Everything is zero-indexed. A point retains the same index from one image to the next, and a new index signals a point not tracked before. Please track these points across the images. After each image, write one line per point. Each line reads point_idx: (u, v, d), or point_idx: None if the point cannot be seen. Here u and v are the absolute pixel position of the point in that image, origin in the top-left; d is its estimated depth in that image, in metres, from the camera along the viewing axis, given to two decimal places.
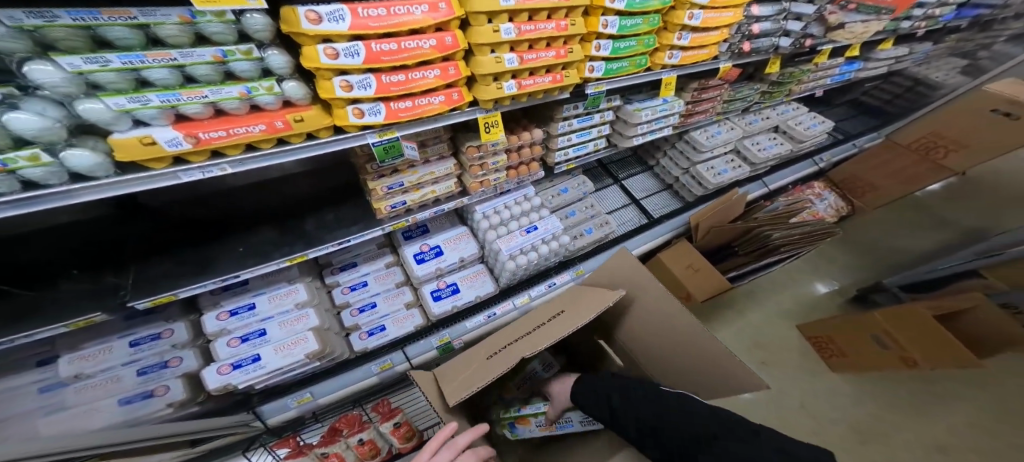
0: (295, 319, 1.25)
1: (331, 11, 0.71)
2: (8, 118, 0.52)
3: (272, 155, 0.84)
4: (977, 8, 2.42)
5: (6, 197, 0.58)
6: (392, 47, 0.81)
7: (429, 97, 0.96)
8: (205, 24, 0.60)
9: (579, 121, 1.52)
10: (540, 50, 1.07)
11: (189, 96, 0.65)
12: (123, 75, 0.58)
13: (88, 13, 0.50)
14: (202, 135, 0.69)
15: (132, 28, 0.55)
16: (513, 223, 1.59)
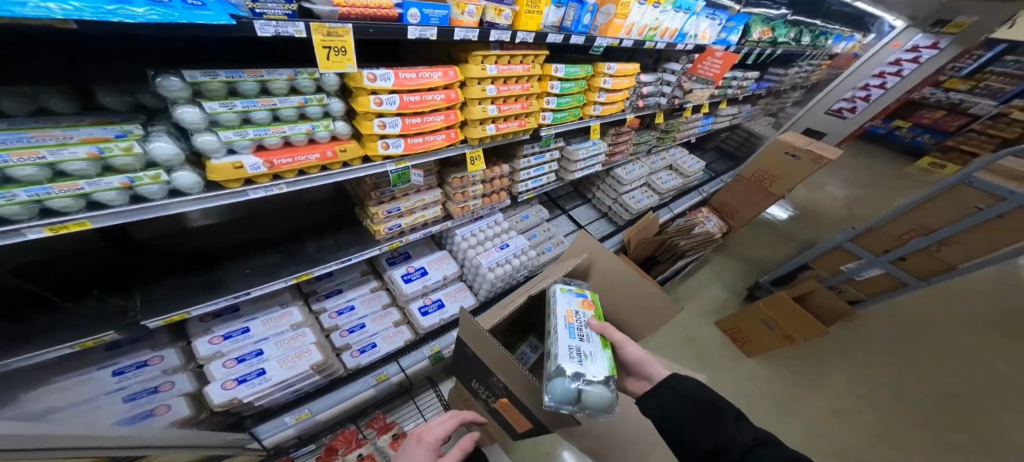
0: (293, 338, 1.30)
1: (382, 73, 0.97)
2: (153, 145, 0.68)
3: (316, 179, 0.98)
4: (771, 80, 3.40)
5: (118, 208, 0.69)
6: (416, 98, 1.07)
7: (436, 135, 1.22)
8: (302, 80, 0.84)
9: (536, 158, 1.92)
10: (511, 103, 1.40)
11: (273, 131, 0.84)
12: (238, 116, 0.77)
13: (235, 74, 0.74)
14: (276, 161, 0.84)
15: (255, 82, 0.77)
16: (488, 242, 1.87)
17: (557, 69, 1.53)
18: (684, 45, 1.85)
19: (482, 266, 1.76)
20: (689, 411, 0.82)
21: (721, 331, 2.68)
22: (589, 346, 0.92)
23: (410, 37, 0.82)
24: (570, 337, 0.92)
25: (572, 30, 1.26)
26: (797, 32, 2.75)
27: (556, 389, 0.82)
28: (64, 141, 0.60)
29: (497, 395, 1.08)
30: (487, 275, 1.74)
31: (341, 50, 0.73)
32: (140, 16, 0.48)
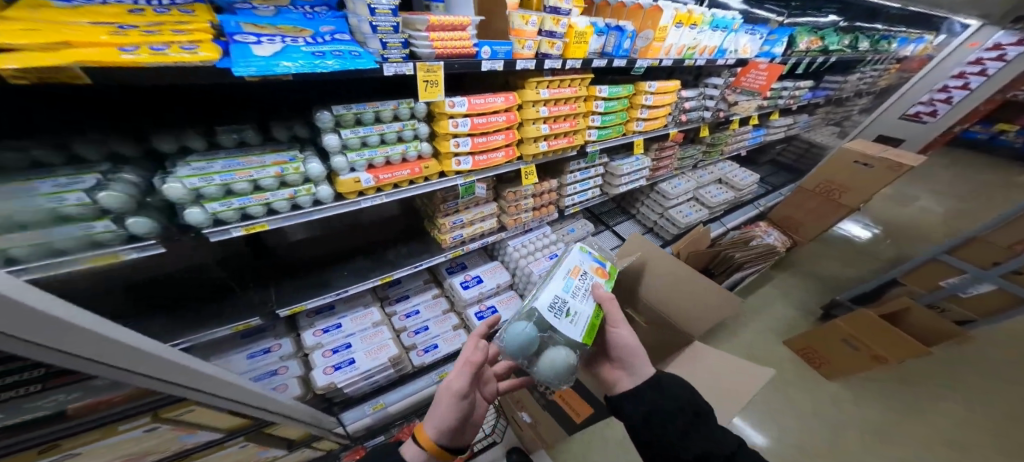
0: (374, 334, 1.48)
1: (457, 100, 1.17)
2: (307, 167, 0.93)
3: (406, 191, 1.18)
4: (829, 88, 3.27)
5: (283, 213, 0.94)
6: (483, 120, 1.25)
7: (497, 152, 1.38)
8: (403, 110, 1.07)
9: (581, 174, 2.04)
10: (561, 122, 1.52)
11: (380, 152, 1.06)
12: (359, 141, 1.01)
13: (361, 106, 0.98)
14: (381, 176, 1.06)
15: (372, 113, 1.02)
16: (538, 252, 1.99)
17: (601, 90, 1.62)
18: (724, 60, 1.93)
19: (534, 274, 1.87)
20: (678, 418, 0.79)
21: (792, 351, 2.45)
22: (579, 305, 0.90)
23: (484, 69, 0.98)
24: (563, 290, 0.90)
25: (613, 55, 1.40)
26: (853, 38, 2.67)
27: (515, 331, 0.86)
28: (262, 164, 0.87)
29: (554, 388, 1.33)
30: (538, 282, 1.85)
31: (433, 82, 0.91)
32: (328, 66, 0.71)
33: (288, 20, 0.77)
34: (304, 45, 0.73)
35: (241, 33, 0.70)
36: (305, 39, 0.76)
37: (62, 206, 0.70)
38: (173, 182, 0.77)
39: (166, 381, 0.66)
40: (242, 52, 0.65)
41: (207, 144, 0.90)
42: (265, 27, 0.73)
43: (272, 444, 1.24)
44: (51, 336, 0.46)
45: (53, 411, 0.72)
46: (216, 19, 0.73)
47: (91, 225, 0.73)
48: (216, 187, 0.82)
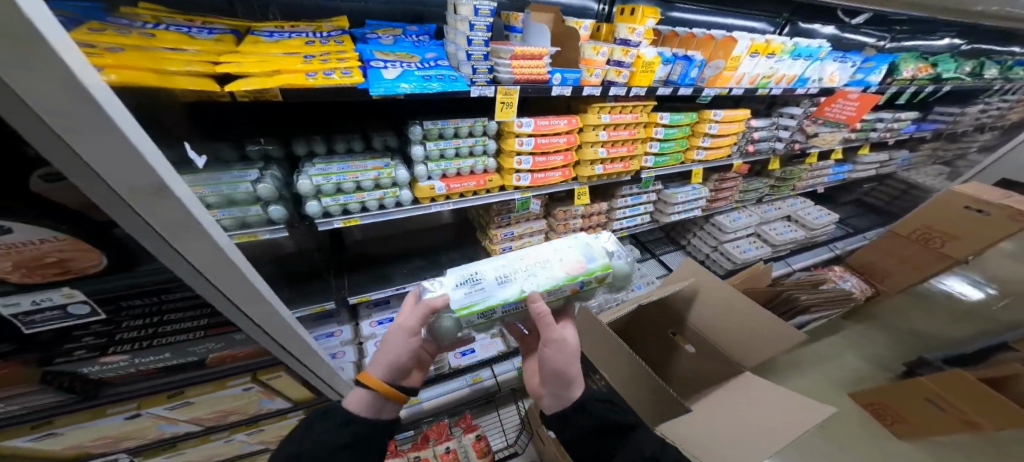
0: None
1: (524, 120, 1.25)
2: (395, 173, 1.13)
3: (472, 200, 1.30)
4: (938, 122, 2.91)
5: (372, 211, 1.16)
6: (545, 141, 1.32)
7: (555, 172, 1.44)
8: (477, 126, 1.22)
9: (633, 199, 2.02)
10: (619, 147, 1.52)
11: (454, 164, 1.22)
12: (438, 152, 1.18)
13: (444, 121, 1.15)
14: (452, 185, 1.22)
15: (452, 129, 1.18)
16: None
17: (662, 117, 1.60)
18: (805, 88, 1.85)
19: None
20: None
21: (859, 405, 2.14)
22: (496, 284, 0.83)
23: (556, 93, 1.05)
24: (494, 267, 0.87)
25: (678, 83, 1.40)
26: (975, 65, 2.35)
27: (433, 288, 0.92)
28: (363, 168, 1.09)
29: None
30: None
31: (507, 104, 1.00)
32: (433, 87, 0.86)
33: (402, 47, 0.99)
34: (418, 69, 0.90)
35: (375, 60, 0.90)
36: (415, 63, 0.93)
37: (236, 192, 0.95)
38: (306, 179, 1.04)
39: (244, 316, 0.73)
40: (376, 76, 0.85)
41: (326, 148, 1.15)
42: (387, 54, 0.94)
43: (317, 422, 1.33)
44: (223, 279, 0.62)
45: (199, 358, 0.86)
46: (355, 46, 0.96)
47: (250, 208, 0.99)
48: (332, 184, 1.07)
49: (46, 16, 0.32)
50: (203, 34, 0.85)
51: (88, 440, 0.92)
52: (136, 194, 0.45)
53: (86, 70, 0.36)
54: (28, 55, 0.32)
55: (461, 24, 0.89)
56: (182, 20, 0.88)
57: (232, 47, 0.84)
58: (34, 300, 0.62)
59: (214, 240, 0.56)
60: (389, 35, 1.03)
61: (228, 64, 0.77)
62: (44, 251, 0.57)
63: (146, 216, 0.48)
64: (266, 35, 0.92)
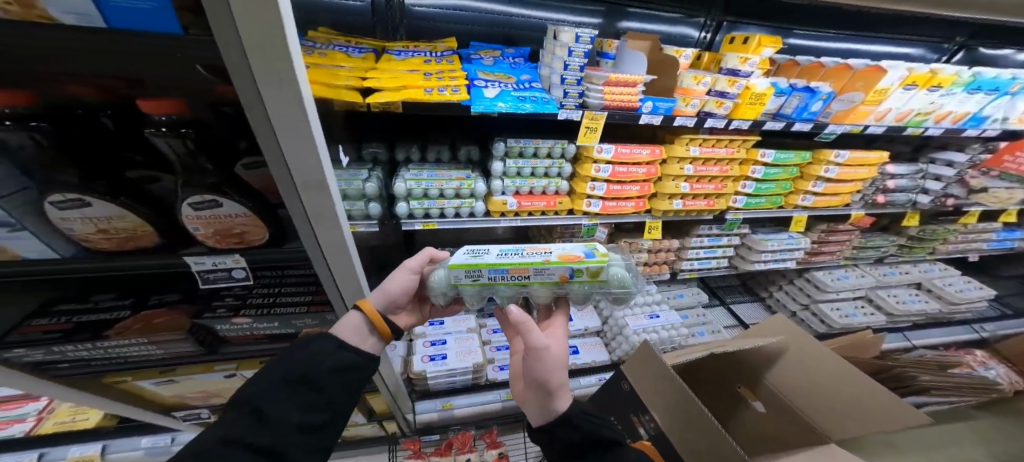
0: (466, 338, 1.62)
1: (604, 147, 1.22)
2: (474, 185, 1.18)
3: (539, 220, 1.30)
4: None
5: (448, 218, 1.21)
6: (622, 170, 1.27)
7: (628, 202, 1.37)
8: (557, 149, 1.23)
9: (710, 240, 1.84)
10: (704, 183, 1.40)
11: (529, 182, 1.24)
12: (515, 169, 1.21)
13: (526, 141, 1.19)
14: (523, 202, 1.23)
15: (533, 148, 1.21)
16: (638, 308, 1.90)
17: (765, 154, 1.43)
18: (978, 129, 1.52)
19: (628, 328, 1.80)
20: None
21: None
22: (490, 256, 0.77)
23: (644, 121, 1.01)
24: (497, 247, 0.81)
25: (793, 117, 1.26)
26: None
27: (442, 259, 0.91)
28: (447, 177, 1.16)
29: (637, 435, 1.14)
30: (632, 339, 1.76)
31: (591, 128, 0.99)
32: (527, 107, 0.89)
33: (504, 69, 1.04)
34: (514, 89, 0.94)
35: (479, 79, 0.96)
36: (513, 83, 0.97)
37: (348, 187, 1.10)
38: (401, 182, 1.15)
39: (331, 280, 0.78)
40: (478, 94, 0.91)
41: (420, 155, 1.25)
42: (491, 74, 1.00)
43: (360, 409, 1.43)
44: (338, 262, 0.73)
45: (292, 331, 0.96)
46: (462, 66, 1.03)
47: (353, 203, 1.12)
48: (419, 189, 1.15)
49: (296, 49, 0.45)
50: (355, 52, 1.03)
51: (188, 391, 1.08)
52: (304, 182, 0.57)
53: (305, 87, 0.48)
54: (278, 74, 0.45)
55: (559, 48, 0.91)
56: (344, 42, 1.09)
57: (374, 64, 1.01)
58: (211, 263, 0.71)
59: (341, 228, 0.67)
60: (489, 56, 1.10)
61: (372, 80, 0.93)
62: (233, 223, 0.67)
63: (304, 200, 0.60)
64: (396, 54, 1.08)
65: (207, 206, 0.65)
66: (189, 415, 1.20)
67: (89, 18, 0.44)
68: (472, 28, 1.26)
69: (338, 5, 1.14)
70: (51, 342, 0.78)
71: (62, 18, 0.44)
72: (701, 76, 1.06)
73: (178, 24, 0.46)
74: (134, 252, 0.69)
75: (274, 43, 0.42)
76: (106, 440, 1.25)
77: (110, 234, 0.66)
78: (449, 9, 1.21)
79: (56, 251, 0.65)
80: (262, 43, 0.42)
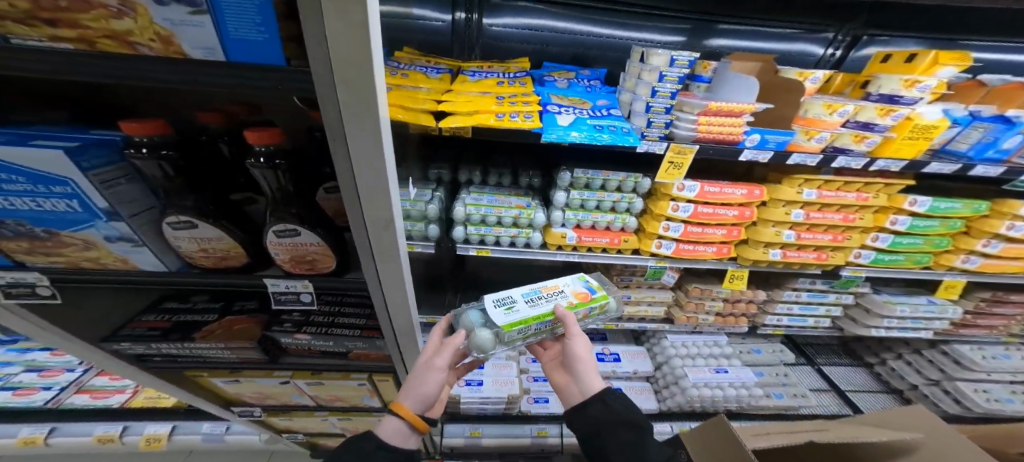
0: (504, 365, 1.54)
1: (688, 184, 1.06)
2: (534, 215, 1.10)
3: (599, 257, 1.18)
4: None
5: (504, 246, 1.14)
6: (709, 211, 1.10)
7: (708, 246, 1.18)
8: (630, 182, 1.10)
9: (811, 295, 1.52)
10: (818, 232, 1.16)
11: (593, 216, 1.13)
12: (579, 201, 1.11)
13: (595, 172, 1.09)
14: (584, 237, 1.13)
15: (602, 180, 1.10)
16: (701, 359, 1.62)
17: (914, 201, 1.13)
18: None
19: (686, 380, 1.54)
20: None
21: None
22: (525, 306, 0.84)
23: (743, 157, 0.87)
24: (522, 294, 0.88)
25: (967, 157, 0.99)
26: None
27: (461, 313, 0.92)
28: (508, 205, 1.09)
29: None
30: (689, 393, 1.52)
31: (676, 166, 0.89)
32: (603, 139, 0.79)
33: (576, 92, 0.97)
34: (590, 117, 0.85)
35: (551, 104, 0.90)
36: (590, 110, 0.89)
37: (412, 208, 1.09)
38: (461, 206, 1.11)
39: (384, 308, 0.74)
40: (551, 121, 0.84)
41: (482, 178, 1.22)
42: (563, 97, 0.93)
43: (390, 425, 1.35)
44: (393, 295, 0.70)
45: (343, 352, 0.95)
46: (535, 88, 0.98)
47: (413, 223, 1.12)
48: (478, 214, 1.10)
49: (381, 82, 0.43)
50: (433, 73, 1.04)
51: (249, 391, 1.11)
52: (371, 215, 0.55)
53: (384, 120, 0.46)
54: (366, 105, 0.43)
55: (648, 72, 0.81)
56: (424, 62, 1.12)
57: (449, 85, 1.00)
58: (283, 285, 0.69)
59: (400, 264, 0.63)
60: (564, 78, 1.03)
61: (446, 103, 0.90)
62: (307, 250, 0.65)
63: (371, 234, 0.57)
64: (471, 75, 1.04)
65: (283, 234, 0.61)
66: (245, 412, 1.21)
67: (211, 51, 0.42)
68: (545, 47, 1.22)
69: (420, 24, 1.16)
70: (151, 339, 0.82)
71: (190, 52, 0.42)
72: (840, 104, 0.89)
73: (283, 56, 0.43)
74: (230, 270, 0.68)
75: (360, 75, 0.40)
76: (178, 421, 1.36)
77: (207, 259, 0.65)
78: (523, 29, 1.18)
79: (165, 264, 0.65)
80: (350, 76, 0.40)
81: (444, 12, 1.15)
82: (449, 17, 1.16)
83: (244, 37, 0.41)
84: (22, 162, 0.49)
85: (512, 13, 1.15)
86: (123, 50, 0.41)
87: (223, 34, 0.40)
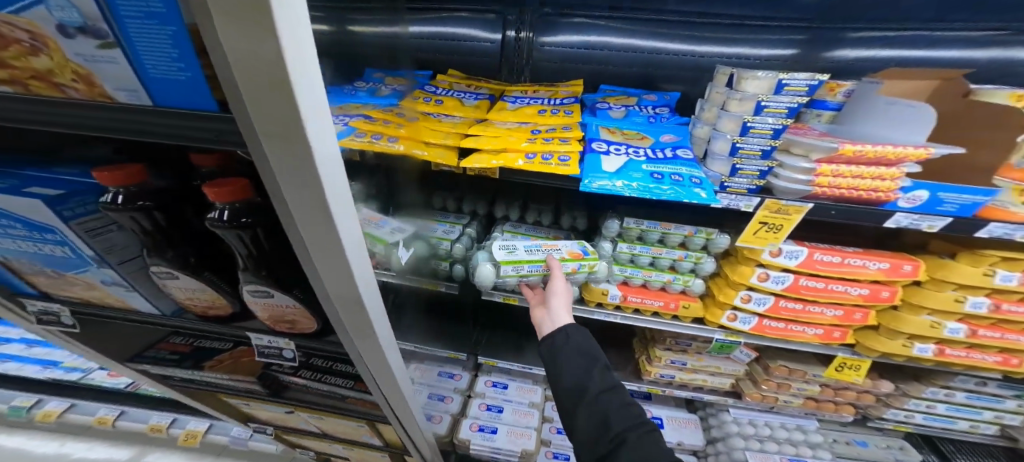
0: (524, 413, 1.35)
1: (792, 249, 0.86)
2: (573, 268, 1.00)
3: (645, 320, 1.07)
4: None
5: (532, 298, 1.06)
6: (818, 285, 0.88)
7: (805, 327, 0.96)
8: (697, 238, 0.93)
9: (970, 396, 1.09)
10: (1009, 330, 0.85)
11: (644, 273, 1.01)
12: (629, 255, 0.99)
13: (654, 224, 0.94)
14: (630, 296, 1.03)
15: (660, 233, 0.95)
16: (773, 446, 1.25)
17: None
18: None
19: None
20: None
21: None
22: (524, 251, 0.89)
23: (891, 224, 0.61)
24: (524, 243, 0.93)
25: None
26: None
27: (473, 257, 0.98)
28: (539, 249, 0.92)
29: None
30: None
31: (774, 227, 0.66)
32: (665, 193, 0.59)
33: (634, 124, 0.78)
34: (647, 161, 0.65)
35: (598, 140, 0.72)
36: (649, 149, 0.69)
37: (439, 247, 1.03)
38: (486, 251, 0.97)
39: (368, 370, 0.64)
40: (595, 163, 0.66)
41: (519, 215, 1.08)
42: (614, 131, 0.75)
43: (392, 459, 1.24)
44: (375, 363, 0.61)
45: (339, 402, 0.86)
46: (582, 119, 0.81)
47: (440, 262, 1.05)
48: None
49: (327, 150, 0.33)
50: (470, 99, 0.92)
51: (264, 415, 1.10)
52: (338, 296, 0.45)
53: (338, 193, 0.36)
54: (298, 160, 0.31)
55: (732, 103, 0.59)
56: (465, 86, 1.01)
57: (484, 114, 0.88)
58: (266, 340, 0.62)
59: (379, 336, 0.54)
60: (621, 105, 0.84)
61: (472, 137, 0.77)
62: (283, 310, 0.56)
63: (337, 305, 0.47)
64: (511, 101, 0.89)
65: (259, 295, 0.55)
66: (260, 427, 1.19)
67: (136, 93, 0.34)
68: (607, 67, 1.03)
69: (466, 44, 1.06)
70: (166, 363, 0.82)
71: (116, 95, 0.34)
72: None
73: (214, 99, 0.33)
74: (216, 320, 0.63)
75: (296, 148, 0.30)
76: (213, 420, 1.42)
77: (196, 306, 0.61)
78: (580, 48, 1.01)
79: (158, 308, 0.62)
80: (283, 149, 0.30)
81: (494, 31, 1.03)
82: (499, 36, 1.04)
83: (166, 75, 0.32)
84: (9, 206, 0.47)
85: (570, 30, 0.99)
86: (54, 93, 0.35)
87: (143, 72, 0.32)
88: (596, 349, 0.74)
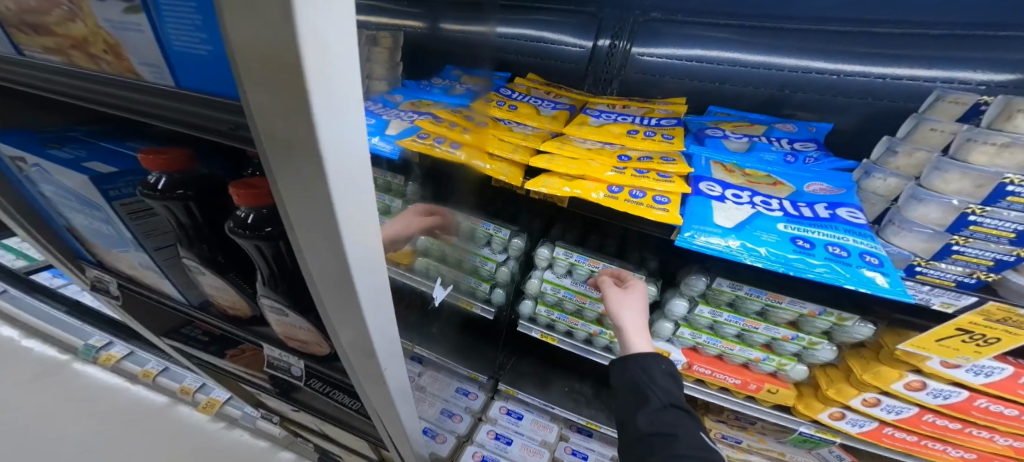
0: (533, 451, 1.19)
1: (981, 363, 0.61)
2: None
3: (711, 395, 0.87)
4: None
5: (580, 342, 0.94)
6: (1005, 411, 0.64)
7: (948, 447, 0.73)
8: (822, 320, 0.69)
9: None
10: None
11: (724, 344, 0.81)
12: (710, 322, 0.79)
13: (757, 291, 0.72)
14: (696, 366, 0.83)
15: (763, 304, 0.73)
16: None
17: None
18: None
19: None
20: None
21: None
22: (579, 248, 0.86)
23: None
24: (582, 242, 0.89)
25: None
26: None
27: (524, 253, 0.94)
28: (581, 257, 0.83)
29: None
30: None
31: (982, 336, 0.56)
32: (813, 271, 0.42)
33: (762, 163, 0.60)
34: (784, 220, 0.48)
35: (707, 180, 0.55)
36: (786, 202, 0.52)
37: (483, 266, 0.93)
38: (536, 279, 0.92)
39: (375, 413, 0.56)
40: (707, 212, 0.49)
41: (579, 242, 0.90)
42: (732, 170, 0.59)
43: None
44: (384, 410, 0.52)
45: (339, 417, 0.79)
46: (686, 148, 0.64)
47: (480, 282, 0.96)
48: (556, 296, 0.89)
49: (356, 184, 0.22)
50: (547, 108, 0.80)
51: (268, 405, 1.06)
52: (349, 346, 0.36)
53: (366, 251, 0.26)
54: (315, 208, 0.21)
55: (981, 150, 0.50)
56: (543, 93, 0.89)
57: (562, 127, 0.74)
58: (278, 353, 0.55)
59: (388, 387, 0.45)
60: (742, 134, 0.66)
61: (544, 155, 0.64)
62: (295, 330, 0.49)
63: (353, 361, 0.38)
64: (595, 116, 0.75)
65: (274, 310, 0.47)
66: (267, 414, 1.17)
67: (159, 71, 0.25)
68: (721, 86, 0.84)
69: (553, 51, 0.94)
70: (194, 344, 0.77)
71: (143, 72, 0.26)
72: None
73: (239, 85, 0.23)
74: (235, 319, 0.57)
75: (307, 179, 0.19)
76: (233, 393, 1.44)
77: (217, 303, 0.56)
78: (688, 61, 0.84)
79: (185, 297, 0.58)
80: (293, 177, 0.20)
81: (586, 37, 0.90)
82: (591, 43, 0.90)
83: (186, 48, 0.23)
84: (54, 180, 0.43)
85: (682, 41, 0.83)
86: (87, 63, 0.28)
87: (163, 42, 0.23)
88: (652, 384, 0.61)
